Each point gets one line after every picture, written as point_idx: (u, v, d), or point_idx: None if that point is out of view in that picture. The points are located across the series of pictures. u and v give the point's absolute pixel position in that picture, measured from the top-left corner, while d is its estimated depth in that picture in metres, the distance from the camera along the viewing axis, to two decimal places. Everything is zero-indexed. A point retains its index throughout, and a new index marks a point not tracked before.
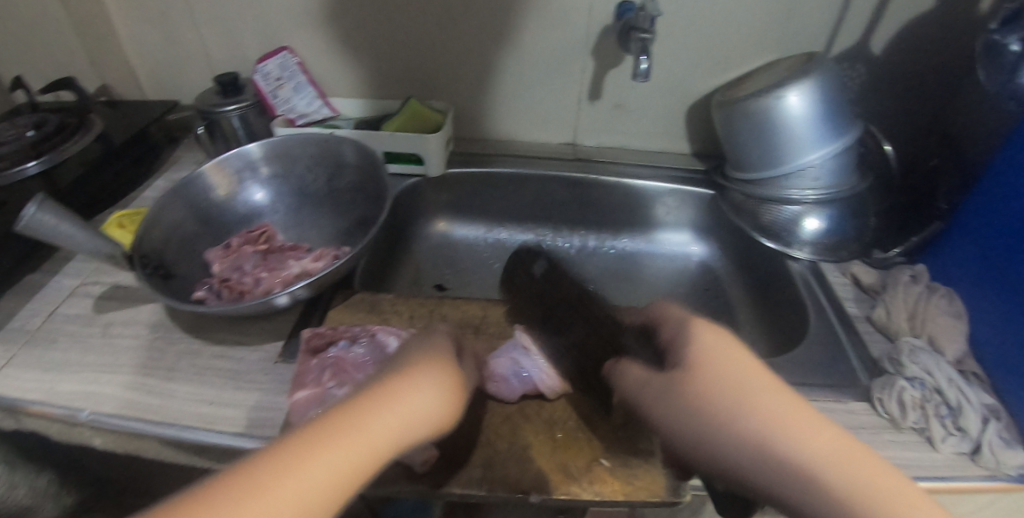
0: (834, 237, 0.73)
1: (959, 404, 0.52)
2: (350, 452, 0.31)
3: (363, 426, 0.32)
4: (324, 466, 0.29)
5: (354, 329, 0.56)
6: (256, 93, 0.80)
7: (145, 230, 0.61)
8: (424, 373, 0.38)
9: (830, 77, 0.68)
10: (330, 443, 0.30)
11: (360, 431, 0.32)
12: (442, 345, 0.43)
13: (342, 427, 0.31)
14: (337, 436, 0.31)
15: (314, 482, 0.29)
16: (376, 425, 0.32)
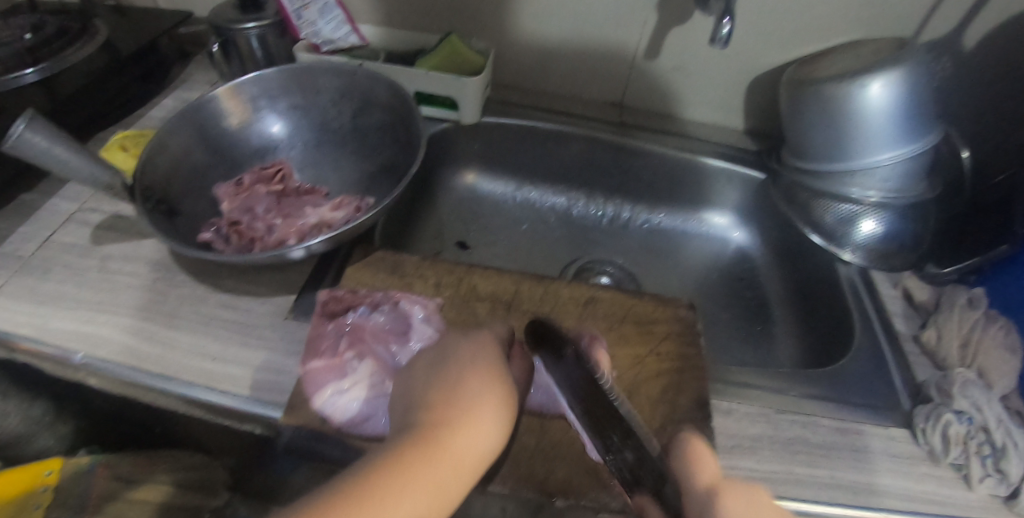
0: (891, 244, 0.67)
1: (1004, 446, 0.49)
2: (401, 507, 0.32)
3: (414, 480, 0.33)
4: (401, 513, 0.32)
5: (375, 294, 0.53)
6: (278, 11, 0.71)
7: (150, 157, 0.56)
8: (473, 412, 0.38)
9: (924, 67, 0.61)
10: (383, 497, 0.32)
11: (412, 484, 0.33)
12: (491, 361, 0.42)
13: (395, 483, 0.33)
14: (400, 485, 0.33)
15: None
16: (427, 477, 0.34)
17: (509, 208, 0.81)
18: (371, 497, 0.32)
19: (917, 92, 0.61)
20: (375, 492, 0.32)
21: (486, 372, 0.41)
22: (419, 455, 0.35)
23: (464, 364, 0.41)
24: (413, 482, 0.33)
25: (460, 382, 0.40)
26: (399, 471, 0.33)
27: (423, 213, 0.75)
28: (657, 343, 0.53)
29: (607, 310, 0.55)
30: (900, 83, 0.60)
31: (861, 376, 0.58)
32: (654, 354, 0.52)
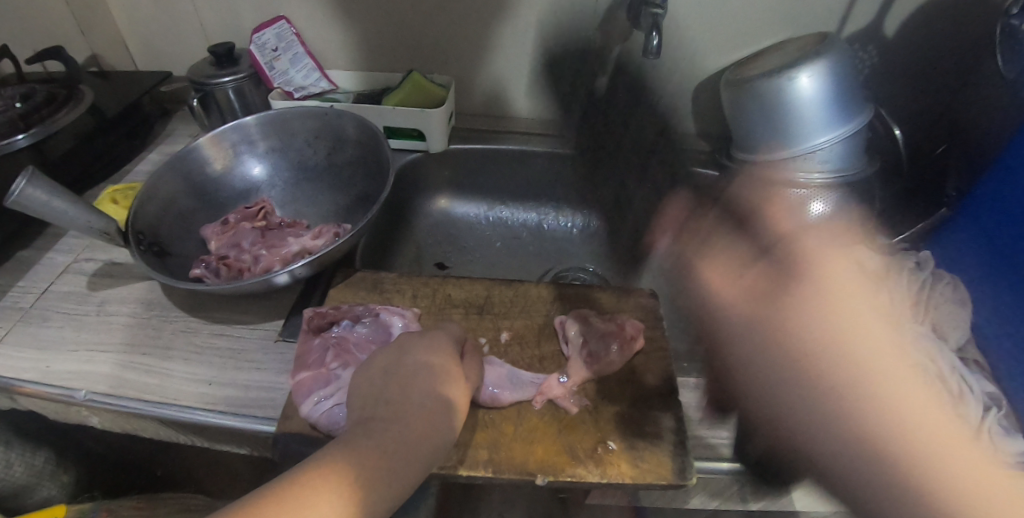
0: (840, 222, 0.72)
1: (960, 392, 0.56)
2: (351, 492, 0.35)
3: (359, 469, 0.36)
4: (350, 498, 0.35)
5: (357, 308, 0.56)
6: (252, 65, 0.77)
7: (140, 205, 0.60)
8: (421, 407, 0.41)
9: (844, 60, 0.67)
10: (329, 486, 0.34)
11: (359, 472, 0.36)
12: (444, 359, 0.46)
13: (340, 474, 0.35)
14: (350, 471, 0.36)
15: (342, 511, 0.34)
16: (373, 467, 0.36)
17: (483, 227, 0.85)
18: (321, 483, 0.35)
19: (839, 79, 0.66)
20: (324, 480, 0.35)
21: (440, 371, 0.44)
22: (365, 448, 0.37)
23: (420, 360, 0.45)
24: (357, 472, 0.36)
25: (413, 382, 0.43)
26: (346, 464, 0.36)
27: (401, 238, 0.79)
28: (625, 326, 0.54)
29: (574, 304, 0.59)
30: (824, 74, 0.66)
31: (823, 344, 0.62)
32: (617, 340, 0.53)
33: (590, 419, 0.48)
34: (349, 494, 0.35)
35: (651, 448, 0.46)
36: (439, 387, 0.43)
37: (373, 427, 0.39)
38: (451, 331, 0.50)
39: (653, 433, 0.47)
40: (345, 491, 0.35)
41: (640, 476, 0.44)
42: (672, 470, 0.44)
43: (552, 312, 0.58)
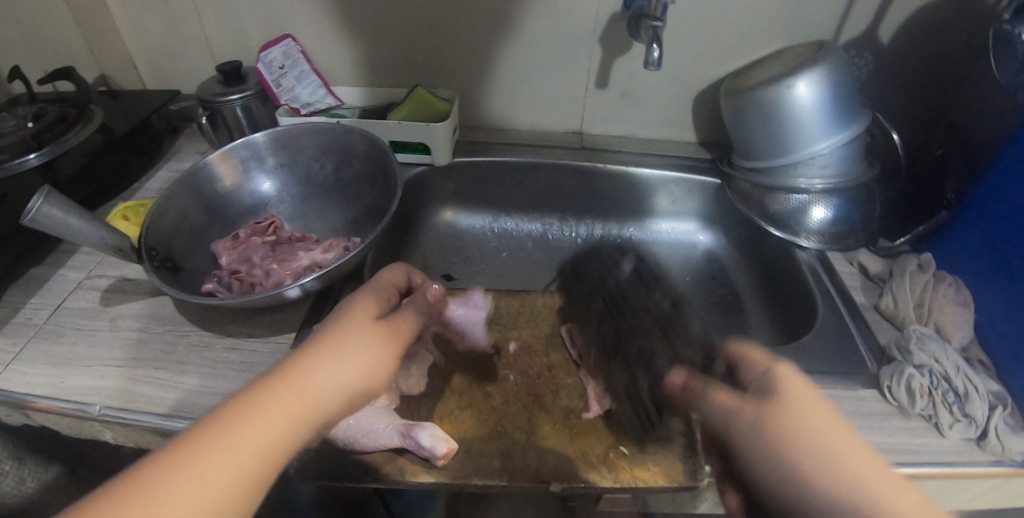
0: (841, 226, 0.73)
1: (966, 391, 0.55)
2: (247, 436, 0.34)
3: (251, 414, 0.35)
4: (247, 441, 0.33)
5: None
6: (259, 82, 0.78)
7: (153, 222, 0.61)
8: (326, 350, 0.39)
9: (841, 67, 0.68)
10: (223, 437, 0.33)
11: (256, 416, 0.34)
12: (366, 305, 0.45)
13: (234, 425, 0.34)
14: (248, 415, 0.34)
15: (237, 455, 0.33)
16: (269, 415, 0.35)
17: (488, 238, 0.85)
18: (216, 431, 0.33)
19: (836, 86, 0.68)
20: (218, 426, 0.33)
21: (360, 317, 0.43)
22: (264, 394, 0.36)
23: (346, 307, 0.44)
24: (249, 421, 0.34)
25: (323, 328, 0.41)
26: (247, 413, 0.35)
27: (407, 250, 0.79)
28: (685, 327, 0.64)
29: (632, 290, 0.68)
30: (822, 81, 0.67)
31: (828, 348, 0.62)
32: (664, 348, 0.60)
33: (601, 426, 0.48)
34: (245, 446, 0.33)
35: (662, 452, 0.46)
36: (357, 330, 0.42)
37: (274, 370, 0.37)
38: (377, 281, 0.49)
39: (663, 438, 0.47)
40: (240, 442, 0.33)
41: (653, 480, 0.44)
42: (683, 473, 0.45)
43: (559, 321, 0.58)
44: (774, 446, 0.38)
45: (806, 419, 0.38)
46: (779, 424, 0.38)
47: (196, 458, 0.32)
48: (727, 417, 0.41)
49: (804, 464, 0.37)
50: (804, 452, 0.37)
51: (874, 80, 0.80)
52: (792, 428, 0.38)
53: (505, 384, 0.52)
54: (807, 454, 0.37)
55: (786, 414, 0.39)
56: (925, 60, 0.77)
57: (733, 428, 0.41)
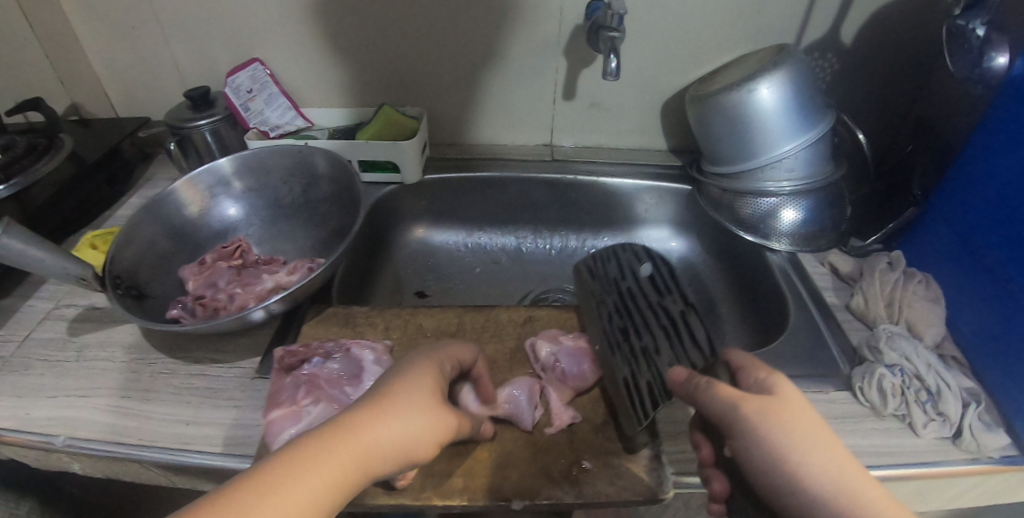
0: (811, 228, 0.73)
1: (939, 390, 0.55)
2: (306, 486, 0.33)
3: (304, 484, 0.33)
4: (304, 494, 0.33)
5: (328, 344, 0.55)
6: (227, 107, 0.78)
7: (118, 250, 0.61)
8: (386, 428, 0.38)
9: (801, 70, 0.69)
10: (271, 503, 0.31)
11: (318, 470, 0.34)
12: (431, 366, 0.43)
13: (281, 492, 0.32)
14: (312, 465, 0.34)
15: (296, 506, 0.32)
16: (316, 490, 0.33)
17: (462, 254, 0.85)
18: (280, 480, 0.32)
19: (798, 89, 0.68)
20: (280, 477, 0.33)
21: (430, 377, 0.42)
22: (323, 464, 0.34)
23: (412, 365, 0.43)
24: (297, 491, 0.32)
25: (389, 386, 0.40)
26: (310, 462, 0.34)
27: (379, 269, 0.79)
28: (676, 342, 0.56)
29: (615, 310, 0.60)
30: (783, 84, 0.67)
31: (800, 350, 0.62)
32: (646, 371, 0.53)
33: (564, 440, 0.48)
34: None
35: (627, 464, 0.46)
36: (422, 392, 0.41)
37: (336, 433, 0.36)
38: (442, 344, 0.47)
39: (628, 450, 0.47)
40: (296, 497, 0.32)
41: (616, 494, 0.44)
42: (648, 486, 0.44)
43: (524, 335, 0.58)
44: (769, 435, 0.41)
45: (794, 418, 0.42)
46: (777, 416, 0.42)
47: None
48: (732, 405, 0.43)
49: (790, 454, 0.40)
50: (795, 443, 0.41)
51: (839, 81, 0.80)
52: (785, 422, 0.42)
53: None
54: (794, 446, 0.41)
55: (782, 411, 0.42)
56: (887, 60, 0.77)
57: (735, 419, 0.43)
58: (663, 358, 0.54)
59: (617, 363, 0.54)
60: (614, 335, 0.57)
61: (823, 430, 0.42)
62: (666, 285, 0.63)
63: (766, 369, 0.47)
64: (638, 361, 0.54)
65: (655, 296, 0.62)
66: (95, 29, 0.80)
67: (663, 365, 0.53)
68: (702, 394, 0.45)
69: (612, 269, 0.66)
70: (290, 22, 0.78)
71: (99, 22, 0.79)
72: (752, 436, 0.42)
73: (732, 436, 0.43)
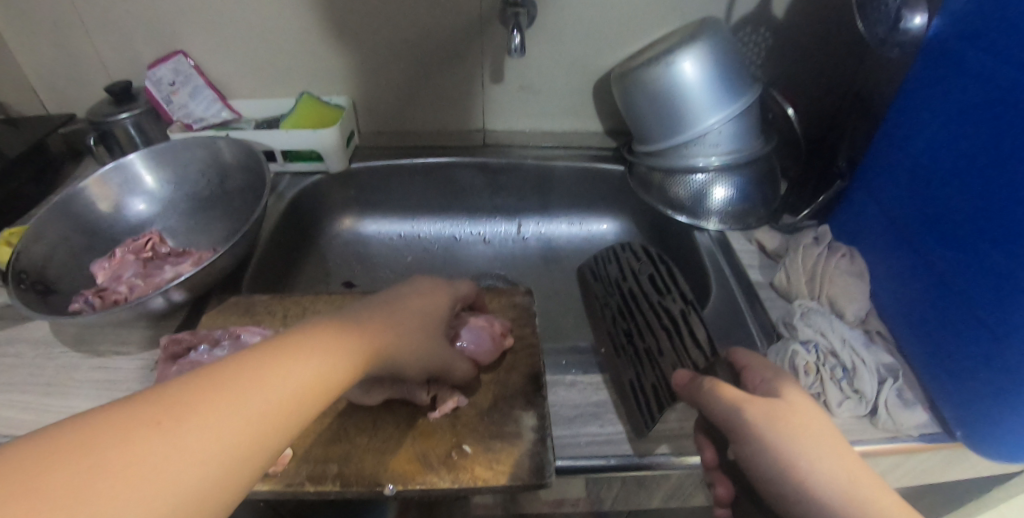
0: (742, 205, 0.71)
1: (853, 365, 0.54)
2: (315, 358, 0.36)
3: (327, 360, 0.36)
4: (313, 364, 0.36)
5: (216, 331, 0.54)
6: (149, 101, 0.78)
7: (25, 245, 0.60)
8: (384, 323, 0.42)
9: (723, 42, 0.67)
10: (297, 364, 0.35)
11: (328, 347, 0.37)
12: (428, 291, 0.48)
13: (306, 355, 0.36)
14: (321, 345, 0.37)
15: (306, 374, 0.35)
16: (341, 366, 0.37)
17: (395, 244, 0.84)
18: (293, 351, 0.35)
19: (719, 60, 0.66)
20: (294, 348, 0.36)
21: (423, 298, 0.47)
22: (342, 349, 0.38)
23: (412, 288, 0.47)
24: (330, 355, 0.37)
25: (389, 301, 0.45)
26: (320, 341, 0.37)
27: (305, 260, 0.78)
28: (678, 342, 0.58)
29: (620, 313, 0.68)
30: (704, 58, 0.65)
31: (720, 329, 0.60)
32: (650, 373, 0.56)
33: (447, 424, 0.46)
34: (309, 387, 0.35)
35: (508, 448, 0.44)
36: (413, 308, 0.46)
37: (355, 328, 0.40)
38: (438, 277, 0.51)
39: (512, 433, 0.45)
40: (308, 366, 0.35)
41: (493, 478, 0.43)
42: (528, 470, 0.43)
43: None
44: (777, 442, 0.43)
45: (802, 422, 0.44)
46: (786, 424, 0.43)
47: (269, 372, 0.33)
48: (739, 410, 0.44)
49: (798, 460, 0.42)
50: (802, 449, 0.42)
51: (771, 55, 0.78)
52: (796, 427, 0.43)
53: None
54: (803, 451, 0.42)
55: (790, 417, 0.44)
56: (818, 31, 0.75)
57: (744, 424, 0.44)
58: (666, 359, 0.57)
59: (623, 366, 0.57)
60: (620, 339, 0.63)
61: (829, 436, 0.43)
62: (667, 285, 0.65)
63: (772, 370, 0.49)
64: (643, 362, 0.57)
65: (656, 297, 0.65)
66: (15, 24, 0.79)
67: (667, 367, 0.56)
68: (707, 396, 0.46)
69: (613, 270, 0.74)
70: (208, 12, 0.77)
71: (18, 17, 0.78)
72: (764, 441, 0.43)
73: (739, 440, 0.44)
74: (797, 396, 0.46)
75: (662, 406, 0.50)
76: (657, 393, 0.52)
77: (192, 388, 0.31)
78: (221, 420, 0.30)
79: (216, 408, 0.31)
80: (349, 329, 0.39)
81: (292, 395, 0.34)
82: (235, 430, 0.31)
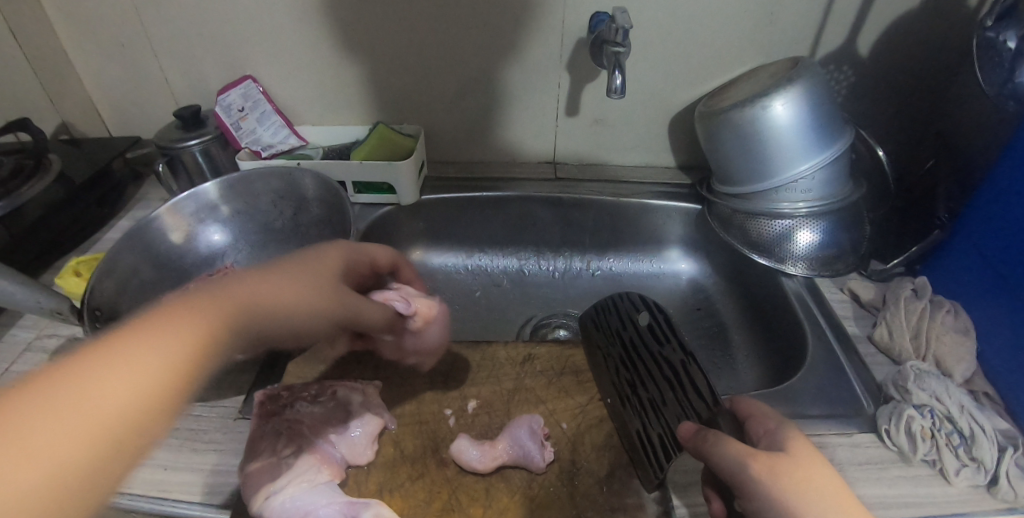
0: (829, 251, 0.69)
1: (972, 433, 0.49)
2: (157, 342, 0.37)
3: (155, 347, 0.37)
4: (156, 352, 0.36)
5: (312, 387, 0.56)
6: (218, 126, 0.76)
7: (99, 280, 0.57)
8: (246, 292, 0.44)
9: (819, 84, 0.64)
10: (131, 359, 0.35)
11: (172, 327, 0.38)
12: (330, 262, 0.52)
13: (127, 348, 0.36)
14: (163, 326, 0.38)
15: (151, 361, 0.36)
16: (190, 341, 0.38)
17: (462, 277, 0.83)
18: (129, 340, 0.36)
19: (816, 104, 0.63)
20: (128, 335, 0.36)
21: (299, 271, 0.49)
22: (167, 333, 0.38)
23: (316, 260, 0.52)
24: (178, 335, 0.38)
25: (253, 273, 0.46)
26: (159, 325, 0.38)
27: None
28: (681, 393, 0.51)
29: (621, 363, 0.58)
30: (799, 99, 0.62)
31: (819, 387, 0.58)
32: (656, 423, 0.51)
33: (565, 495, 0.48)
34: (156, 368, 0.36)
35: None
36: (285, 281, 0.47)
37: (183, 316, 0.39)
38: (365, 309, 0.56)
39: (634, 506, 0.47)
40: (148, 354, 0.36)
41: None
42: None
43: (524, 374, 0.59)
44: (781, 497, 0.39)
45: (804, 476, 0.40)
46: (789, 477, 0.40)
47: (120, 365, 0.35)
48: (743, 463, 0.41)
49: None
50: (808, 505, 0.39)
51: (856, 94, 0.76)
52: (799, 482, 0.40)
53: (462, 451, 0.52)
54: (808, 509, 0.39)
55: (793, 470, 0.41)
56: (907, 72, 0.73)
57: (748, 479, 0.40)
58: (670, 409, 0.51)
59: (629, 416, 0.54)
60: (623, 389, 0.56)
61: (836, 490, 0.40)
62: (665, 333, 0.56)
63: (773, 418, 0.46)
64: (647, 412, 0.53)
65: (656, 346, 0.56)
66: (85, 47, 0.78)
67: (672, 420, 0.50)
68: (710, 446, 0.43)
69: (614, 320, 0.62)
70: (280, 39, 0.75)
71: (89, 40, 0.77)
72: (764, 493, 0.40)
73: (743, 497, 0.40)
74: (799, 445, 0.43)
75: (670, 456, 0.46)
76: (664, 444, 0.49)
77: (6, 405, 0.30)
78: (70, 417, 0.31)
79: (54, 402, 0.31)
80: (195, 304, 0.41)
81: (140, 387, 0.35)
82: (82, 425, 0.31)
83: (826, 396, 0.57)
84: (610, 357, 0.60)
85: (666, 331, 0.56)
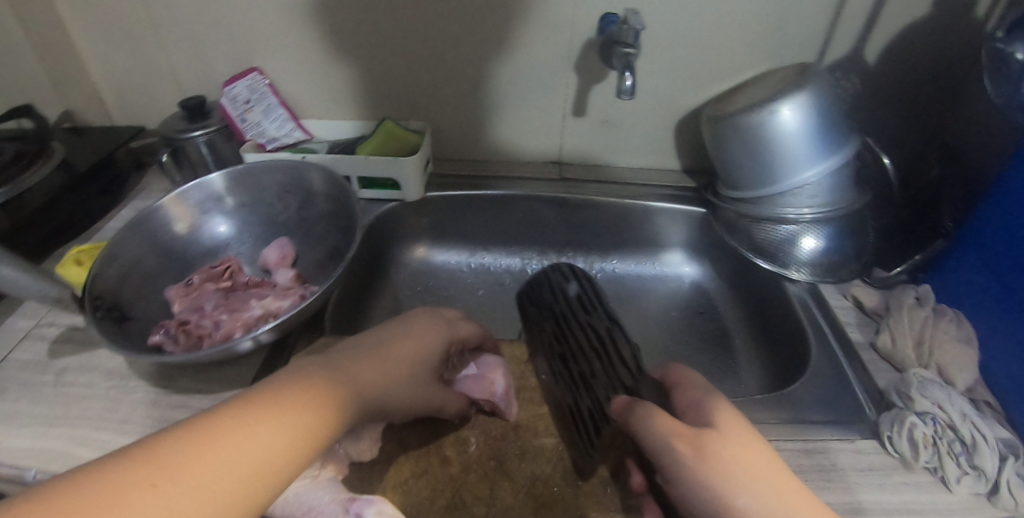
0: (833, 257, 0.69)
1: (973, 441, 0.49)
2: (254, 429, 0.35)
3: (264, 429, 0.35)
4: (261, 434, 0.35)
5: None
6: (223, 117, 0.76)
7: (101, 268, 0.57)
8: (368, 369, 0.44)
9: (827, 88, 0.64)
10: (227, 440, 0.34)
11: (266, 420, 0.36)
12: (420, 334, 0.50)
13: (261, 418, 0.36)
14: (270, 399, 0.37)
15: (244, 449, 0.34)
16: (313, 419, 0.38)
17: (465, 275, 0.83)
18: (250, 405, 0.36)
19: (823, 111, 0.63)
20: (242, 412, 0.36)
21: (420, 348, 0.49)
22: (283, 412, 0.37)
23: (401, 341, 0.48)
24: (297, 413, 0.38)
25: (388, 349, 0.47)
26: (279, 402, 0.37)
27: (376, 292, 0.77)
28: (607, 362, 0.58)
29: (553, 337, 0.64)
30: (807, 107, 0.62)
31: (821, 393, 0.58)
32: (586, 396, 0.55)
33: (570, 493, 0.48)
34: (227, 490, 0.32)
35: None
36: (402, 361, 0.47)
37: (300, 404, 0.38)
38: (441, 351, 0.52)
39: (638, 507, 0.47)
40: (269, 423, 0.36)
41: None
42: None
43: (529, 373, 0.59)
44: (709, 478, 0.39)
45: (734, 454, 0.40)
46: (713, 454, 0.40)
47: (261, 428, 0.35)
48: (667, 440, 0.41)
49: (734, 498, 0.38)
50: (740, 486, 0.39)
51: (863, 102, 0.76)
52: (725, 460, 0.40)
53: (466, 449, 0.52)
54: (738, 488, 0.39)
55: (720, 447, 0.40)
56: (915, 80, 0.73)
57: (670, 455, 0.41)
58: (599, 381, 0.56)
59: (561, 391, 0.57)
60: (555, 365, 0.61)
61: (771, 465, 0.40)
62: (593, 305, 0.67)
63: (700, 388, 0.46)
64: (577, 386, 0.57)
65: (583, 316, 0.66)
66: (91, 35, 0.77)
67: (600, 391, 0.55)
68: (638, 424, 0.43)
69: (547, 296, 0.71)
70: (288, 32, 0.74)
71: (95, 28, 0.76)
72: (692, 464, 0.40)
73: (669, 474, 0.41)
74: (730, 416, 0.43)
75: (601, 429, 0.51)
76: (593, 419, 0.53)
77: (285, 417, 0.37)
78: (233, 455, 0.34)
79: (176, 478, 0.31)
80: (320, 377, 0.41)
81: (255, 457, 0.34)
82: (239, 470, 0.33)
83: (828, 401, 0.57)
84: (542, 331, 0.66)
85: (594, 303, 0.67)
